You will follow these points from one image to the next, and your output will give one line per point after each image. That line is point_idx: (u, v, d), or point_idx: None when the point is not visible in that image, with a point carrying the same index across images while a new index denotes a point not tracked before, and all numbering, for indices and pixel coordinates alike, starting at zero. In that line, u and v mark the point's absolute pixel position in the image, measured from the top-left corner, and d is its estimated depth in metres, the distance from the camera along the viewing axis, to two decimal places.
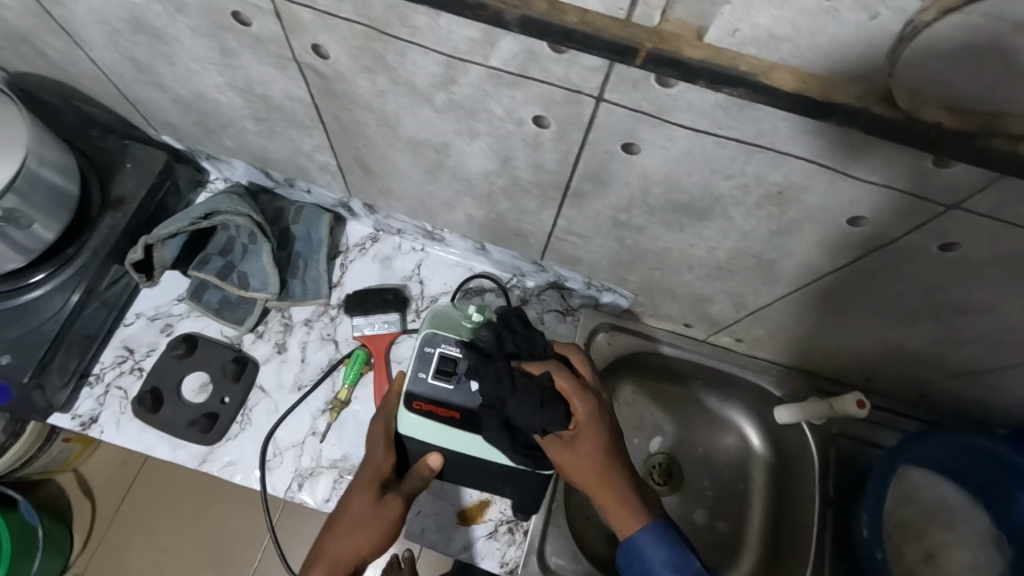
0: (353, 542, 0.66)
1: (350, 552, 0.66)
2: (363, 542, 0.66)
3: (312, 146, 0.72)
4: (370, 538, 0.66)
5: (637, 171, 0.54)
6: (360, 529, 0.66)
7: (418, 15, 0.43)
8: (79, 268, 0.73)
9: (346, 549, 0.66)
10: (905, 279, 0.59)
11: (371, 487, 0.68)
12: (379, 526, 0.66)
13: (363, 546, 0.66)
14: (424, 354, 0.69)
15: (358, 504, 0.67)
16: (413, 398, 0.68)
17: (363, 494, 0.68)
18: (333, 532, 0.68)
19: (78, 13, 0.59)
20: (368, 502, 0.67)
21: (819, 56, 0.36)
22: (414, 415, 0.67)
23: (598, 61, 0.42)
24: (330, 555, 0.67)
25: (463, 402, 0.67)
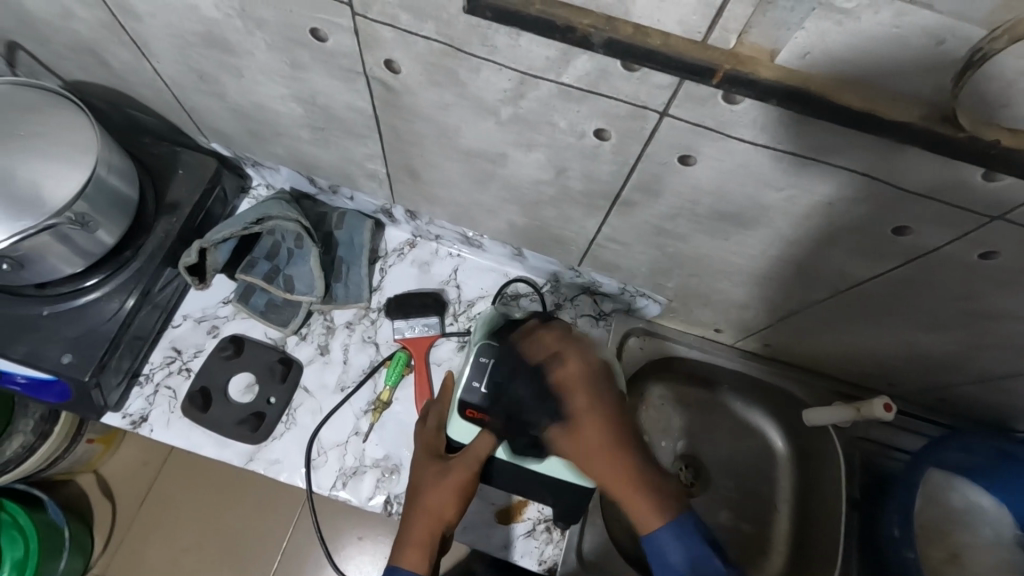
0: (433, 511, 0.67)
1: (433, 521, 0.67)
2: (443, 509, 0.67)
3: (363, 155, 0.75)
4: (447, 502, 0.67)
5: (689, 182, 0.57)
6: (436, 497, 0.67)
7: (499, 34, 0.46)
8: (136, 271, 0.76)
9: (428, 519, 0.67)
10: (943, 288, 0.61)
11: (433, 461, 0.71)
12: (453, 488, 0.68)
13: (443, 513, 0.67)
14: (478, 363, 0.72)
15: (426, 477, 0.70)
16: (465, 406, 0.71)
17: (428, 468, 0.70)
18: (411, 509, 0.68)
19: (153, 28, 0.61)
20: (435, 472, 0.69)
21: (885, 78, 0.39)
22: (467, 422, 0.71)
23: (668, 80, 0.45)
24: (413, 529, 0.67)
25: None
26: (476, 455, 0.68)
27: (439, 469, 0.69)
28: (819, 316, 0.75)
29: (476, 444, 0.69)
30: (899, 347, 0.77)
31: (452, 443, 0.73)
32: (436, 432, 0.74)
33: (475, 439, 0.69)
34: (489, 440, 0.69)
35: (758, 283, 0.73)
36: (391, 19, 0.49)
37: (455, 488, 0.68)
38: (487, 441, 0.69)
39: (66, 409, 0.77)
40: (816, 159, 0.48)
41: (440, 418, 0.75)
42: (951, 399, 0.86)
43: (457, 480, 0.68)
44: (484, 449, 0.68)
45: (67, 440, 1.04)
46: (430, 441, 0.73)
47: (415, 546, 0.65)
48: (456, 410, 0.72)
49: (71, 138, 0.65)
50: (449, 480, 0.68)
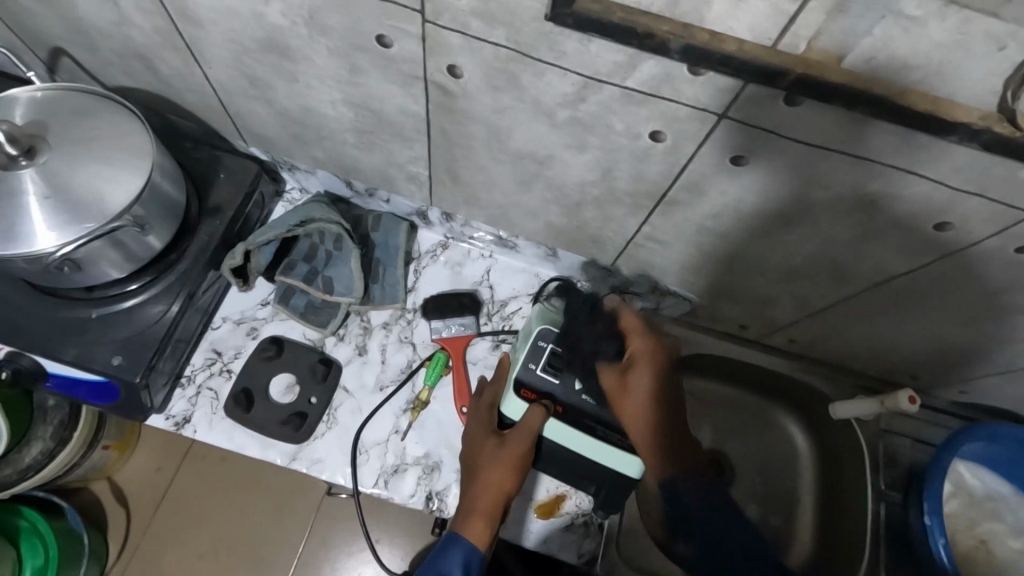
0: (493, 483, 0.71)
1: (493, 493, 0.71)
2: (501, 480, 0.71)
3: (407, 158, 0.77)
4: (505, 474, 0.71)
5: (737, 181, 0.59)
6: (493, 470, 0.72)
7: (570, 41, 0.48)
8: (183, 272, 0.77)
9: (488, 491, 0.71)
10: (977, 282, 0.64)
11: (488, 437, 0.75)
12: (509, 462, 0.72)
13: (503, 485, 0.71)
14: (537, 347, 0.76)
15: (482, 453, 0.74)
16: (521, 385, 0.75)
17: (483, 444, 0.74)
18: (472, 482, 0.73)
19: (212, 34, 0.63)
20: (491, 448, 0.73)
21: (945, 81, 0.41)
22: (521, 399, 0.74)
23: (731, 83, 0.47)
24: (475, 500, 0.71)
25: (565, 399, 0.74)
26: (529, 429, 0.72)
27: (495, 444, 0.73)
28: (849, 311, 0.78)
29: (528, 418, 0.72)
30: (926, 340, 0.79)
31: (504, 419, 0.77)
32: (491, 409, 0.78)
33: (526, 413, 0.73)
34: (540, 413, 0.72)
35: (792, 279, 0.75)
36: (461, 26, 0.51)
37: (511, 461, 0.71)
38: (538, 416, 0.72)
39: (113, 411, 0.78)
40: (866, 158, 0.51)
41: (495, 394, 0.80)
42: (970, 391, 0.89)
43: (512, 453, 0.72)
44: (536, 422, 0.72)
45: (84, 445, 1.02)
46: (485, 417, 0.78)
47: (478, 516, 0.70)
48: (511, 389, 0.75)
49: (127, 143, 0.66)
50: (505, 454, 0.72)
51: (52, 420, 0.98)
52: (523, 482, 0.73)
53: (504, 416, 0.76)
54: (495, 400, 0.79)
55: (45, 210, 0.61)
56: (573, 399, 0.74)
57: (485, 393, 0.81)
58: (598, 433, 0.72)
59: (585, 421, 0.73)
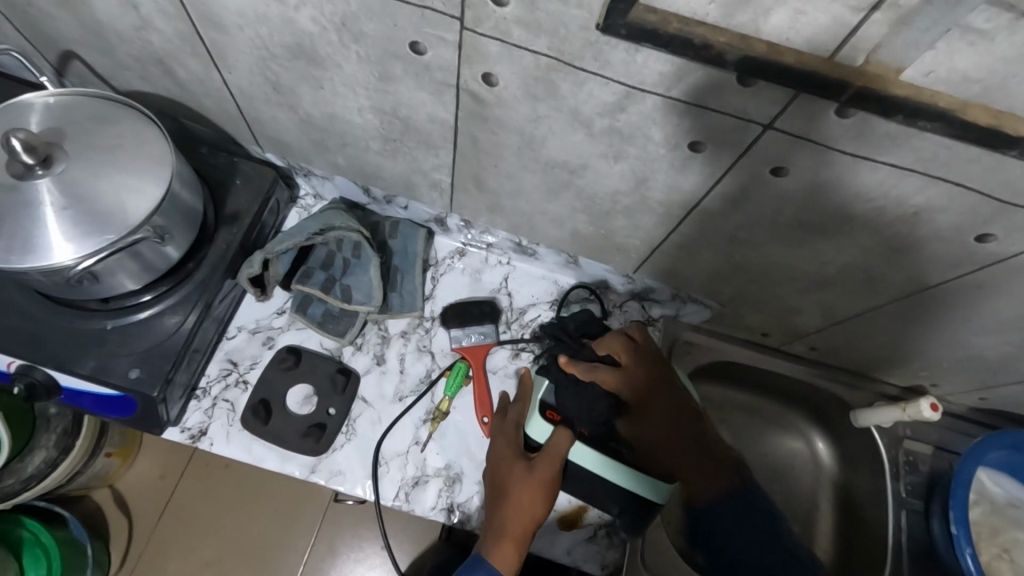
0: (522, 509, 0.70)
1: (523, 519, 0.70)
2: (531, 506, 0.70)
3: (431, 165, 0.75)
4: (535, 500, 0.70)
5: (776, 192, 0.58)
6: (523, 495, 0.70)
7: (616, 51, 0.47)
8: (199, 282, 0.76)
9: (518, 518, 0.70)
10: (1012, 293, 0.63)
11: (515, 460, 0.73)
12: (538, 487, 0.70)
13: (533, 510, 0.70)
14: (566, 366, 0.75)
15: (511, 476, 0.72)
16: (545, 406, 0.74)
17: (511, 467, 0.73)
18: (500, 507, 0.72)
19: (236, 40, 0.61)
20: (520, 472, 0.72)
21: (1007, 95, 0.41)
22: (543, 420, 0.73)
23: (781, 95, 0.46)
24: (504, 527, 0.70)
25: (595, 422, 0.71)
26: (555, 453, 0.70)
27: (523, 467, 0.72)
28: (876, 320, 0.78)
29: (556, 440, 0.70)
30: (953, 348, 0.79)
31: (530, 440, 0.75)
32: (516, 429, 0.77)
33: (552, 436, 0.71)
34: (566, 437, 0.70)
35: (821, 289, 0.74)
36: (502, 34, 0.49)
37: (542, 486, 0.70)
38: (565, 437, 0.70)
39: (127, 423, 0.76)
40: (913, 170, 0.50)
41: (520, 413, 0.79)
42: (991, 399, 0.89)
43: (541, 478, 0.70)
44: (562, 446, 0.70)
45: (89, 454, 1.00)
46: (511, 438, 0.76)
47: (508, 543, 0.69)
48: (536, 409, 0.74)
49: (146, 151, 0.64)
50: (535, 479, 0.70)
51: (58, 430, 0.96)
52: (551, 506, 0.72)
53: (531, 438, 0.75)
54: (520, 419, 0.78)
55: (63, 221, 0.59)
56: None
57: (510, 410, 0.80)
58: (626, 458, 0.70)
59: (612, 444, 0.71)
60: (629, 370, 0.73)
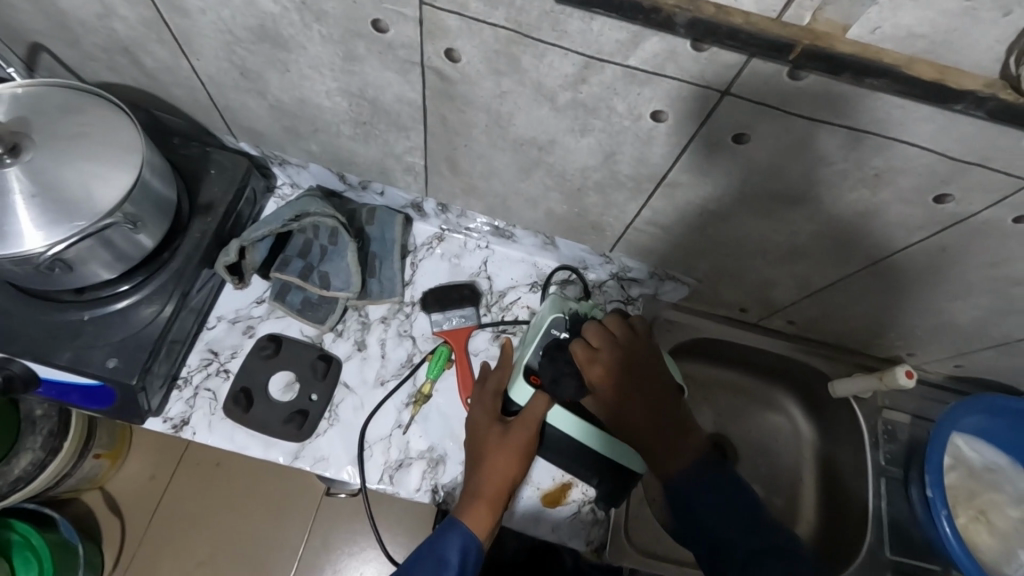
0: (498, 472, 0.72)
1: (499, 482, 0.71)
2: (507, 469, 0.72)
3: (404, 148, 0.76)
4: (511, 463, 0.72)
5: (740, 160, 0.59)
6: (499, 458, 0.72)
7: (572, 19, 0.48)
8: (175, 272, 0.76)
9: (494, 481, 0.71)
10: (974, 254, 0.64)
11: (493, 426, 0.74)
12: (514, 450, 0.72)
13: (509, 474, 0.72)
14: (549, 334, 0.76)
15: (487, 441, 0.74)
16: (530, 371, 0.75)
17: (489, 433, 0.74)
18: (477, 471, 0.73)
19: (201, 24, 0.61)
20: (496, 437, 0.73)
21: (950, 49, 0.42)
22: (526, 384, 0.74)
23: (735, 59, 0.47)
24: (480, 489, 0.71)
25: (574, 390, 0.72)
26: (533, 416, 0.72)
27: (500, 432, 0.73)
28: (848, 290, 0.79)
29: (533, 405, 0.72)
30: (925, 315, 0.80)
31: (509, 406, 0.77)
32: (494, 396, 0.78)
33: (530, 401, 0.73)
34: (545, 401, 0.72)
35: (792, 259, 0.76)
36: (459, 7, 0.50)
37: (518, 449, 0.72)
38: (542, 404, 0.72)
39: (108, 415, 0.76)
40: (869, 131, 0.51)
41: (501, 381, 0.79)
42: (965, 366, 0.91)
43: (518, 441, 0.72)
44: (540, 409, 0.72)
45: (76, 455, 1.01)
46: (488, 404, 0.77)
47: (483, 506, 0.70)
48: (520, 374, 0.75)
49: (116, 140, 0.65)
50: (511, 443, 0.72)
51: (43, 430, 0.96)
52: (527, 470, 0.74)
53: (510, 400, 0.76)
54: (500, 386, 0.78)
55: (34, 210, 0.59)
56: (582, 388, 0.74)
57: (491, 378, 0.80)
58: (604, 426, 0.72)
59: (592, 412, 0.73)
60: (604, 353, 0.73)
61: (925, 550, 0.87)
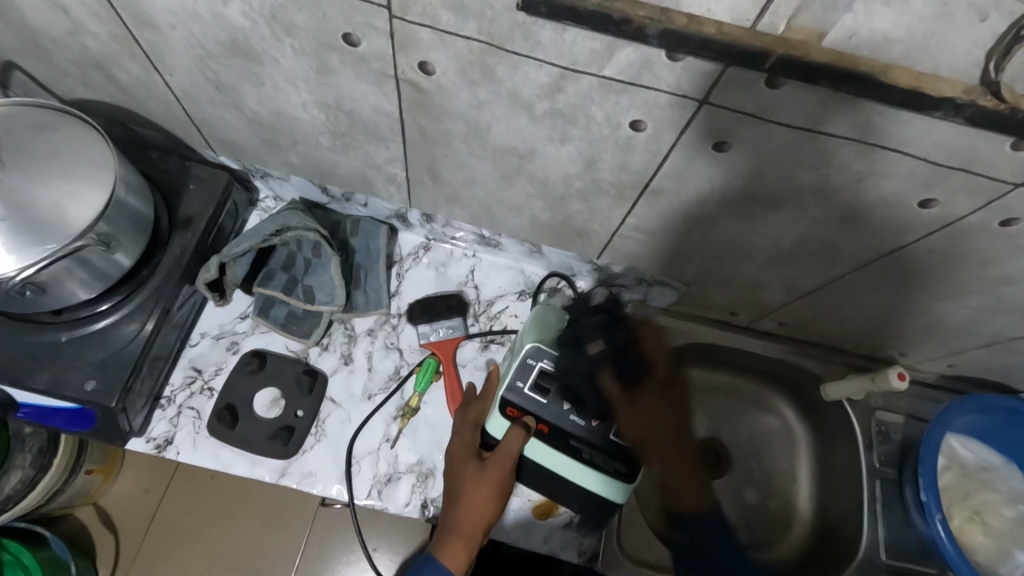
0: (474, 507, 0.71)
1: (476, 519, 0.71)
2: (483, 505, 0.71)
3: (385, 159, 0.75)
4: (488, 499, 0.71)
5: (722, 166, 0.58)
6: (476, 495, 0.71)
7: (544, 30, 0.47)
8: (155, 290, 0.75)
9: (471, 518, 0.71)
10: (962, 256, 0.64)
11: (469, 459, 0.74)
12: (492, 486, 0.72)
13: (485, 510, 0.71)
14: (526, 365, 0.76)
15: (463, 474, 0.73)
16: (505, 403, 0.75)
17: (464, 466, 0.73)
18: (452, 506, 0.72)
19: (171, 39, 0.60)
20: (472, 470, 0.73)
21: (928, 55, 0.41)
22: (501, 417, 0.74)
23: (712, 67, 0.46)
24: (456, 525, 0.70)
25: (551, 419, 0.74)
26: (510, 451, 0.72)
27: (476, 467, 0.73)
28: (836, 292, 0.78)
29: (509, 441, 0.72)
30: (915, 316, 0.80)
31: (487, 439, 0.76)
32: (472, 428, 0.77)
33: (505, 435, 0.73)
34: (522, 435, 0.73)
35: (780, 263, 0.75)
36: (430, 19, 0.49)
37: (495, 484, 0.72)
38: (518, 437, 0.73)
39: (90, 436, 0.75)
40: (850, 138, 0.50)
41: (482, 411, 0.78)
42: (958, 364, 0.90)
43: (495, 476, 0.72)
44: (517, 445, 0.72)
45: (69, 471, 0.99)
46: (466, 436, 0.76)
47: (459, 542, 0.69)
48: (496, 407, 0.75)
49: (89, 157, 0.64)
50: (487, 478, 0.72)
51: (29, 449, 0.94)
52: (502, 505, 0.74)
53: (488, 433, 0.76)
54: (479, 418, 0.77)
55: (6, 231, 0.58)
56: (561, 420, 0.74)
57: (472, 406, 0.79)
58: (584, 456, 0.72)
59: (571, 443, 0.73)
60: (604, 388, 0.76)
61: (921, 553, 0.86)
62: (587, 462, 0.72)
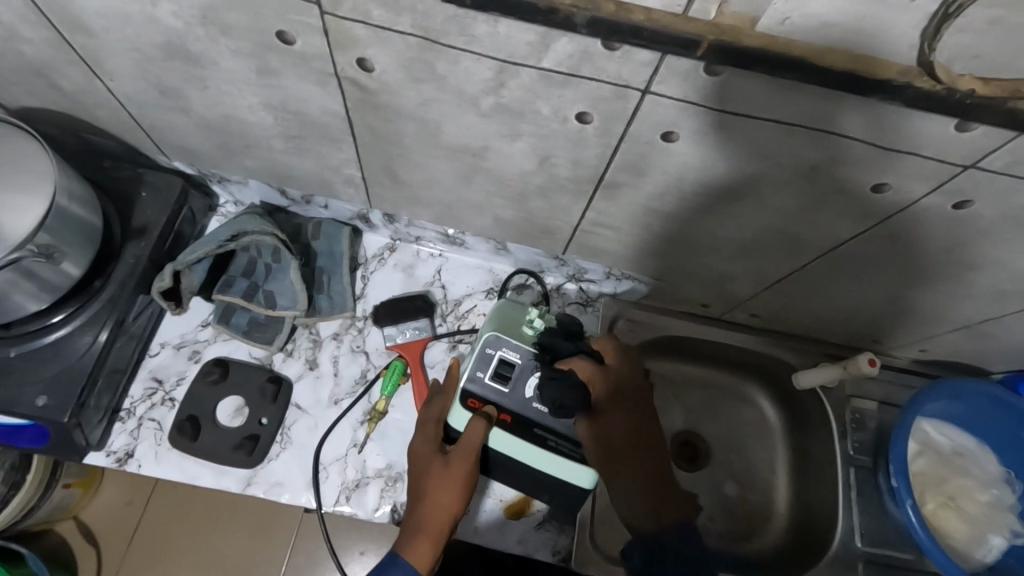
0: (440, 503, 0.69)
1: (442, 516, 0.69)
2: (449, 500, 0.69)
3: (339, 160, 0.73)
4: (454, 494, 0.69)
5: (676, 158, 0.57)
6: (441, 492, 0.69)
7: (477, 23, 0.45)
8: (107, 300, 0.73)
9: (437, 515, 0.69)
10: (922, 241, 0.63)
11: (434, 455, 0.71)
12: (457, 482, 0.69)
13: (451, 506, 0.69)
14: (485, 354, 0.71)
15: (428, 470, 0.70)
16: (466, 395, 0.70)
17: (428, 463, 0.71)
18: (419, 504, 0.70)
19: (108, 43, 0.59)
20: (437, 466, 0.70)
21: (864, 38, 0.40)
22: (462, 408, 0.70)
23: (651, 56, 0.45)
24: (423, 524, 0.68)
25: (516, 408, 0.69)
26: (472, 444, 0.68)
27: (440, 463, 0.70)
28: (802, 281, 0.77)
29: (471, 433, 0.68)
30: (884, 303, 0.79)
31: (451, 432, 0.72)
32: (437, 424, 0.73)
33: (468, 427, 0.68)
34: (484, 425, 0.68)
35: (745, 253, 0.74)
36: (363, 15, 0.48)
37: (460, 480, 0.69)
38: (480, 429, 0.68)
39: (46, 452, 0.73)
40: (796, 124, 0.49)
41: (443, 407, 0.74)
42: (930, 349, 0.90)
43: (460, 472, 0.69)
44: (479, 437, 0.68)
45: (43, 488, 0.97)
46: (430, 431, 0.73)
47: (425, 540, 0.67)
48: (457, 399, 0.71)
49: (30, 168, 0.63)
50: (452, 474, 0.69)
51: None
52: (471, 498, 0.71)
53: (451, 427, 0.71)
54: (442, 414, 0.73)
55: None
56: (525, 409, 0.70)
57: (432, 404, 0.76)
58: (550, 444, 0.69)
59: (534, 430, 0.69)
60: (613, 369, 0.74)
61: (896, 541, 0.85)
62: (552, 450, 0.68)
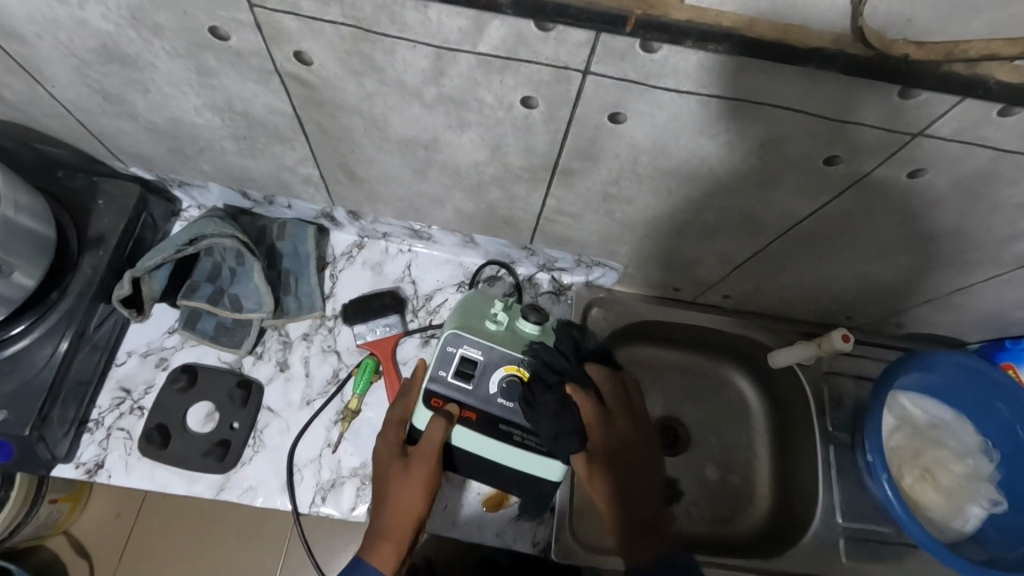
0: (403, 507, 0.68)
1: (405, 520, 0.68)
2: (411, 505, 0.68)
3: (295, 159, 0.72)
4: (416, 496, 0.68)
5: (625, 141, 0.57)
6: (403, 496, 0.68)
7: (407, 10, 0.45)
8: (66, 312, 0.72)
9: (400, 519, 0.68)
10: (881, 214, 0.62)
11: (396, 459, 0.70)
12: (418, 484, 0.68)
13: (414, 509, 0.68)
14: (446, 353, 0.69)
15: (390, 474, 0.70)
16: (430, 395, 0.69)
17: (390, 467, 0.70)
18: (381, 509, 0.69)
19: (43, 49, 0.57)
20: (398, 470, 0.69)
21: (791, 6, 0.39)
22: (423, 407, 0.69)
23: (585, 36, 0.44)
24: (385, 529, 0.68)
25: (477, 405, 0.68)
26: (432, 444, 0.67)
27: (402, 467, 0.69)
28: (769, 259, 0.77)
29: (430, 432, 0.67)
30: (853, 278, 0.78)
31: (413, 433, 0.72)
32: (399, 426, 0.73)
33: (428, 426, 0.67)
34: (443, 424, 0.67)
35: (710, 235, 0.73)
36: (291, 7, 0.47)
37: (421, 483, 0.68)
38: (441, 427, 0.67)
39: (11, 468, 0.72)
40: (740, 100, 0.49)
41: (405, 409, 0.74)
42: (903, 322, 0.89)
43: (420, 474, 0.68)
44: (439, 435, 0.67)
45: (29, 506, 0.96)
46: (391, 435, 0.72)
47: (389, 545, 0.67)
48: (421, 399, 0.69)
49: None
50: (412, 477, 0.68)
51: None
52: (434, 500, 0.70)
53: (413, 428, 0.71)
54: (404, 415, 0.73)
55: None
56: (489, 405, 0.68)
57: (394, 406, 0.75)
58: (516, 440, 0.67)
59: (500, 426, 0.68)
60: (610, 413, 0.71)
61: (875, 515, 0.85)
62: (518, 445, 0.67)
